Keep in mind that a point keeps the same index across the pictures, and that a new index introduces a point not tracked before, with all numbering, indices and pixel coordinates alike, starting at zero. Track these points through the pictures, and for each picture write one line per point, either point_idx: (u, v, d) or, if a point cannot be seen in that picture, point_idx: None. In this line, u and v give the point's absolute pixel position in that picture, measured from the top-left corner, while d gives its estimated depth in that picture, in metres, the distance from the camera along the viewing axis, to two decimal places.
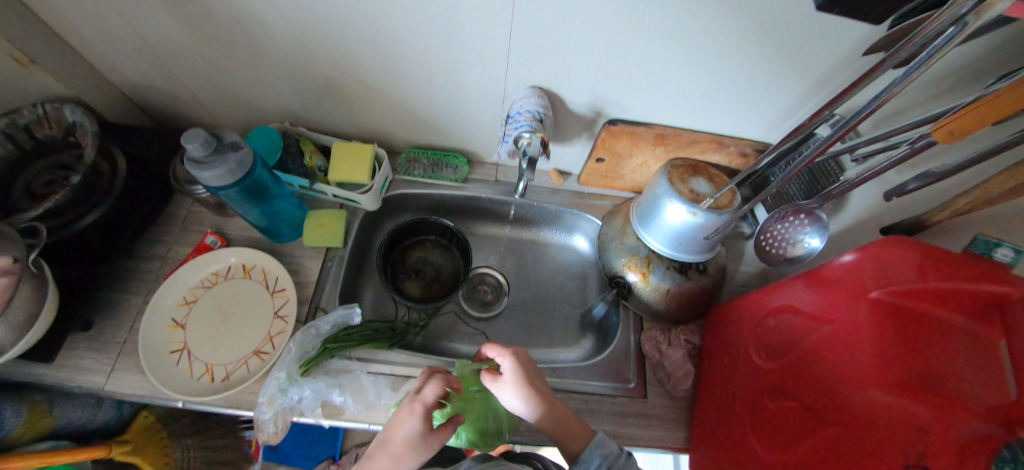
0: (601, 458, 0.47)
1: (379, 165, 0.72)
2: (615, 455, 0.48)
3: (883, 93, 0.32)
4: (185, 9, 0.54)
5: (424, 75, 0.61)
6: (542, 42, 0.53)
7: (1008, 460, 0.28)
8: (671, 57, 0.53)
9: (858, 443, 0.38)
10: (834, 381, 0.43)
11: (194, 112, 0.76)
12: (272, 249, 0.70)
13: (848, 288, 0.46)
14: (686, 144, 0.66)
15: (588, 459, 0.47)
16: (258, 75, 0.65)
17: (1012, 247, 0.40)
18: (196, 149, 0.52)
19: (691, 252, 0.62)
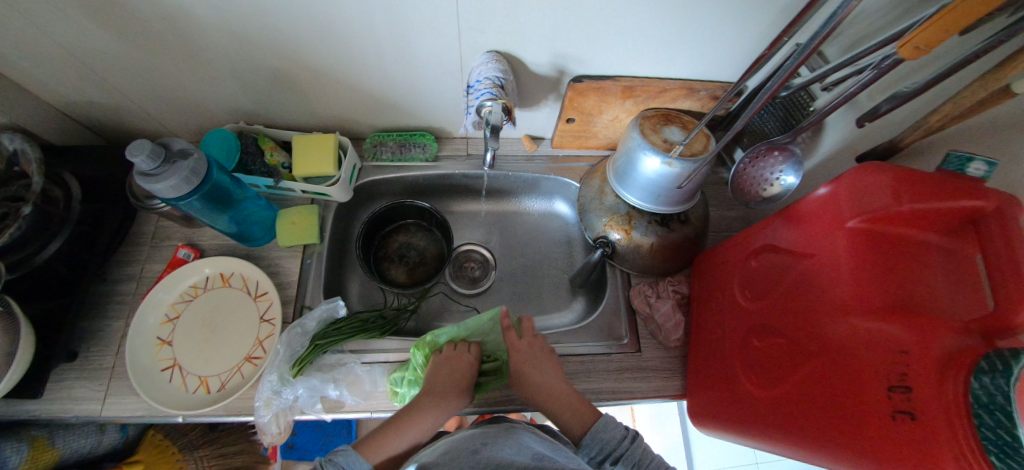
0: (603, 440, 0.48)
1: (344, 154, 0.69)
2: (619, 434, 0.49)
3: (834, 18, 0.30)
4: (104, 11, 0.49)
5: (374, 52, 0.57)
6: (491, 2, 0.50)
7: (984, 370, 0.29)
8: (630, 3, 0.50)
9: (841, 372, 0.39)
10: (816, 313, 0.43)
11: (140, 122, 0.72)
12: (248, 254, 0.68)
13: (824, 221, 0.45)
14: (656, 93, 0.64)
15: (594, 440, 0.48)
16: (199, 74, 0.61)
17: (984, 160, 0.40)
18: (143, 162, 0.49)
19: (670, 203, 0.61)
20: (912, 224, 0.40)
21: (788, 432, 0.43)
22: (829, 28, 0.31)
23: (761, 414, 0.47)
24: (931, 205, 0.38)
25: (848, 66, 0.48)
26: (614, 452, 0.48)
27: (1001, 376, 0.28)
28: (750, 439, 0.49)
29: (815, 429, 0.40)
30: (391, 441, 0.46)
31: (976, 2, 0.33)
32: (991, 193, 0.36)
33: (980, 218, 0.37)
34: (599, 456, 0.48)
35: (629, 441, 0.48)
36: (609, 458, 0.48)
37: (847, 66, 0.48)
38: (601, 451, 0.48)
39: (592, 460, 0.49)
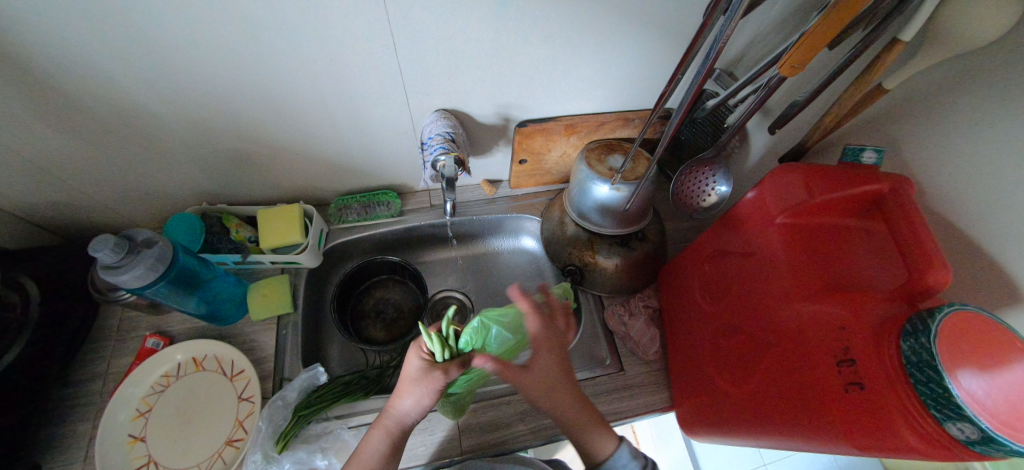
0: (625, 466, 0.52)
1: (310, 221, 0.71)
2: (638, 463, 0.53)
3: (710, 58, 0.35)
4: (65, 117, 0.52)
5: (329, 123, 0.62)
6: (432, 69, 0.56)
7: (910, 334, 0.33)
8: (554, 54, 0.57)
9: (798, 356, 0.42)
10: (769, 305, 0.47)
11: (101, 216, 0.72)
12: (220, 333, 0.67)
13: (759, 220, 0.50)
14: (596, 127, 0.70)
15: (613, 465, 0.51)
16: (158, 162, 0.63)
17: (873, 149, 0.45)
18: (107, 256, 0.50)
19: (625, 224, 0.65)
20: (831, 213, 0.45)
21: (763, 424, 0.45)
22: (709, 61, 0.35)
23: (738, 412, 0.49)
24: (840, 194, 0.43)
25: (749, 84, 0.55)
26: None
27: (924, 337, 0.32)
28: (733, 438, 0.50)
29: (785, 415, 0.42)
30: None
31: (827, 23, 0.40)
32: (885, 178, 0.42)
33: (881, 199, 0.42)
34: None
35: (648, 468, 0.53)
36: None
37: (749, 84, 0.55)
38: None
39: None
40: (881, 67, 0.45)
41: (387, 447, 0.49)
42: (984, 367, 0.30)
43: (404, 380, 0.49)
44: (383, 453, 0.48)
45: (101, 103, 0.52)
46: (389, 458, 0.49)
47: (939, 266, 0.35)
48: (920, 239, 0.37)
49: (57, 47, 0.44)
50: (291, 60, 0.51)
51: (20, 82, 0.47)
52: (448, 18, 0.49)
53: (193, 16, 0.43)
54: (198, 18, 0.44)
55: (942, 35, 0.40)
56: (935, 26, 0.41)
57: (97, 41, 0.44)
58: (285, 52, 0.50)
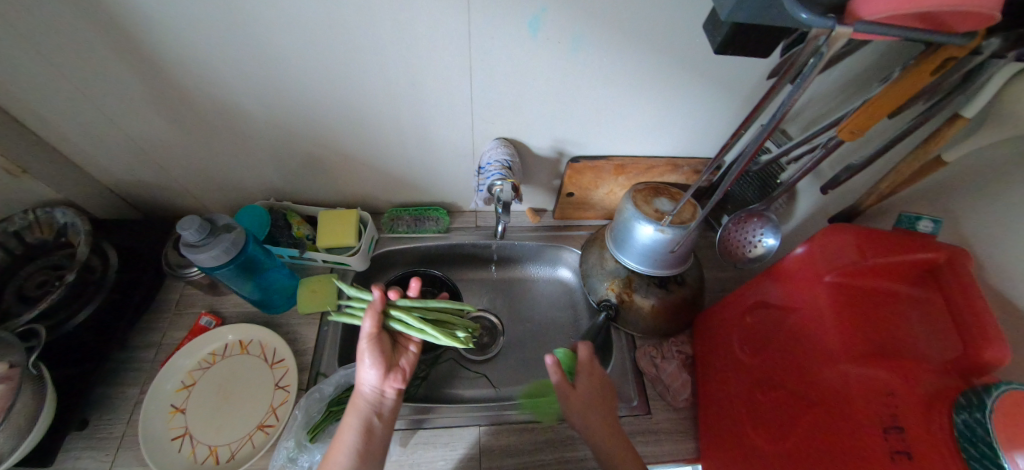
0: None
1: (364, 227, 0.76)
2: None
3: (775, 118, 0.38)
4: (183, 108, 0.60)
5: (399, 140, 0.67)
6: (500, 99, 0.61)
7: (966, 407, 0.35)
8: (614, 99, 0.61)
9: (841, 418, 0.42)
10: (811, 362, 0.47)
11: (180, 199, 0.79)
12: (267, 321, 0.71)
13: (807, 276, 0.50)
14: (644, 170, 0.73)
15: None
16: (243, 157, 0.70)
17: (930, 218, 0.46)
18: (191, 235, 0.56)
19: (666, 266, 0.66)
20: (883, 278, 0.46)
21: None
22: (775, 120, 0.38)
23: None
24: (895, 259, 0.44)
25: (803, 143, 0.57)
26: None
27: (980, 412, 0.33)
28: None
29: None
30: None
31: (887, 94, 0.43)
32: (941, 248, 0.43)
33: (936, 269, 0.43)
34: None
35: None
36: None
37: (803, 144, 0.57)
38: None
39: None
40: (942, 140, 0.46)
41: (364, 428, 0.52)
42: None
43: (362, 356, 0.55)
44: (360, 432, 0.51)
45: (213, 100, 0.60)
46: (370, 435, 0.52)
47: (996, 342, 0.35)
48: (976, 313, 0.38)
49: (198, 50, 0.52)
50: (380, 80, 0.58)
51: (156, 75, 0.56)
52: (522, 55, 0.55)
53: (309, 34, 0.51)
54: (315, 37, 0.52)
55: (1006, 115, 0.41)
56: (998, 106, 0.42)
57: (226, 47, 0.53)
58: (375, 72, 0.57)
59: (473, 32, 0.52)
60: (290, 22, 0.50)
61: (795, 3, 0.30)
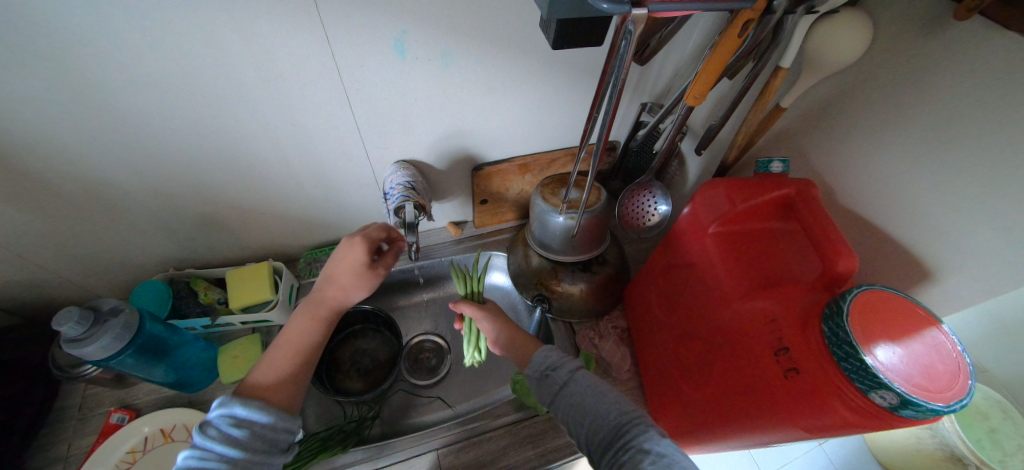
0: (551, 354, 0.53)
1: (280, 277, 0.72)
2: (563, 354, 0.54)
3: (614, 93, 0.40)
4: (39, 193, 0.55)
5: (295, 182, 0.66)
6: (387, 124, 0.62)
7: (830, 316, 0.39)
8: (496, 102, 0.64)
9: (743, 352, 0.46)
10: (713, 308, 0.51)
11: (64, 294, 0.71)
12: (189, 401, 0.65)
13: (695, 233, 0.55)
14: (547, 164, 0.76)
15: (541, 356, 0.53)
16: (126, 232, 0.65)
17: (778, 160, 0.51)
18: (70, 330, 0.50)
19: (582, 250, 0.69)
20: (754, 219, 0.51)
21: (728, 421, 0.48)
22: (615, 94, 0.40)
23: (706, 415, 0.51)
24: (757, 201, 0.49)
25: (670, 113, 0.61)
26: (558, 366, 0.52)
27: (840, 318, 0.38)
28: (704, 441, 0.52)
29: (744, 408, 0.46)
30: (276, 373, 0.48)
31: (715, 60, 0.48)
32: (790, 183, 0.48)
33: (792, 201, 0.48)
34: (542, 367, 0.52)
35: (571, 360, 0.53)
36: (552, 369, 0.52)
37: (671, 114, 0.61)
38: (549, 363, 0.52)
39: (540, 371, 0.52)
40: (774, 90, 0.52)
41: (313, 333, 0.53)
42: (895, 338, 0.36)
43: (340, 275, 0.56)
44: (314, 341, 0.53)
45: (71, 179, 0.55)
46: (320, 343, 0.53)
47: (845, 253, 0.40)
48: (826, 231, 0.43)
49: (39, 127, 0.48)
50: (256, 126, 0.56)
51: None
52: (396, 78, 0.56)
53: (161, 92, 0.49)
54: (171, 94, 0.49)
55: (812, 57, 0.48)
56: (804, 52, 0.49)
57: (70, 122, 0.49)
58: (250, 120, 0.55)
59: (339, 65, 0.52)
60: (138, 85, 0.48)
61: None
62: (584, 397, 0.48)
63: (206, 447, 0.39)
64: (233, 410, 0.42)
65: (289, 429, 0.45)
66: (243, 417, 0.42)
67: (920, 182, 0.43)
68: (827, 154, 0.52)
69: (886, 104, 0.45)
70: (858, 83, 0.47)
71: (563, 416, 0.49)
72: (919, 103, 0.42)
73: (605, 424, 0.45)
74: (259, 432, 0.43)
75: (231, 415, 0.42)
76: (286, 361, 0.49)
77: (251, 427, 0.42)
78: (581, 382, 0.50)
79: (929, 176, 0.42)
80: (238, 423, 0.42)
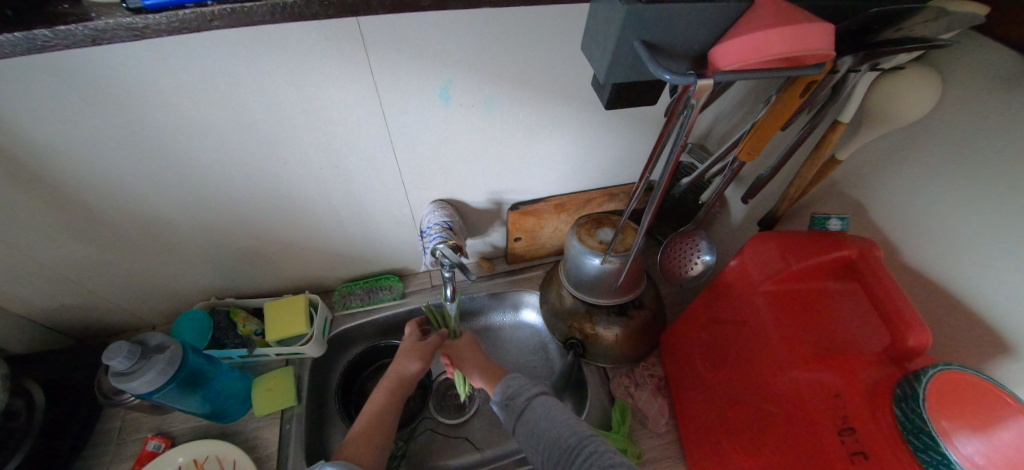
0: (515, 382, 0.54)
1: (315, 310, 0.73)
2: (528, 381, 0.54)
3: (675, 150, 0.40)
4: (101, 226, 0.57)
5: (335, 220, 0.67)
6: (428, 166, 0.62)
7: (902, 397, 0.36)
8: (536, 147, 0.64)
9: (802, 424, 0.43)
10: (765, 371, 0.48)
11: (112, 317, 0.74)
12: (222, 431, 0.66)
13: (743, 288, 0.53)
14: (583, 203, 0.75)
15: (505, 384, 0.55)
16: (176, 263, 0.67)
17: (837, 217, 0.50)
18: (121, 363, 0.52)
19: (619, 294, 0.66)
20: (809, 278, 0.48)
21: None
22: (676, 151, 0.40)
23: None
24: (811, 261, 0.47)
25: (717, 161, 0.60)
26: (519, 392, 0.53)
27: (913, 401, 0.35)
28: None
29: None
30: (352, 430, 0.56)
31: (770, 117, 0.47)
32: (852, 243, 0.45)
33: (852, 263, 0.45)
34: (506, 394, 0.53)
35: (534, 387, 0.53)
36: (513, 396, 0.52)
37: (718, 162, 0.60)
38: (511, 390, 0.53)
39: (504, 398, 0.53)
40: (831, 145, 0.50)
41: (381, 397, 0.60)
42: (980, 428, 0.31)
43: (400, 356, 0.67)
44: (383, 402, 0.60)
45: (130, 213, 0.57)
46: (387, 404, 0.59)
47: (917, 326, 0.37)
48: (894, 299, 0.39)
49: (108, 168, 0.51)
50: (303, 168, 0.58)
51: (59, 203, 0.53)
52: (440, 124, 0.57)
53: (218, 138, 0.51)
54: (230, 140, 0.51)
55: (875, 115, 0.46)
56: (864, 109, 0.47)
57: (135, 163, 0.51)
58: (297, 163, 0.57)
59: (387, 113, 0.53)
60: (200, 132, 0.50)
61: (656, 66, 0.33)
62: (540, 420, 0.48)
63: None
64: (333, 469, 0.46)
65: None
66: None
67: (1000, 257, 0.39)
68: (887, 212, 0.50)
69: (960, 168, 0.42)
70: (921, 143, 0.45)
71: (525, 444, 0.48)
72: (995, 171, 0.39)
73: (560, 446, 0.45)
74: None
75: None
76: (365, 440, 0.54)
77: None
78: (542, 407, 0.50)
79: (1014, 253, 0.38)
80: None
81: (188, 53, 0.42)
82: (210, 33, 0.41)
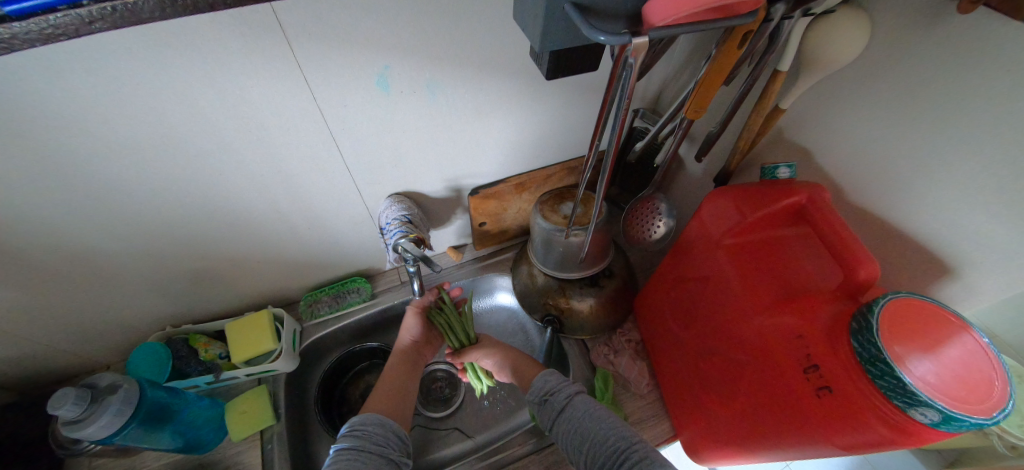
0: (551, 380, 0.54)
1: (281, 324, 0.70)
2: (565, 379, 0.54)
3: (618, 116, 0.39)
4: (18, 267, 0.52)
5: (286, 227, 0.63)
6: (377, 160, 0.59)
7: (858, 330, 0.37)
8: (487, 127, 0.62)
9: (771, 368, 0.45)
10: (734, 322, 0.50)
11: (54, 363, 0.68)
12: (199, 463, 0.63)
13: (706, 245, 0.54)
14: (543, 180, 0.74)
15: (541, 380, 0.55)
16: (116, 296, 0.62)
17: (786, 165, 0.51)
18: (69, 411, 0.48)
19: (588, 267, 0.67)
20: (765, 227, 0.49)
21: (762, 436, 0.47)
22: (620, 117, 0.39)
23: (738, 430, 0.50)
24: (765, 211, 0.48)
25: (669, 122, 0.60)
26: (555, 390, 0.53)
27: (868, 332, 0.36)
28: (739, 455, 0.51)
29: (777, 424, 0.45)
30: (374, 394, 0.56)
31: (713, 72, 0.46)
32: (801, 189, 0.46)
33: (802, 208, 0.46)
34: (541, 391, 0.54)
35: (572, 385, 0.53)
36: (550, 394, 0.53)
37: (669, 123, 0.60)
38: (548, 387, 0.53)
39: (539, 395, 0.54)
40: (773, 94, 0.51)
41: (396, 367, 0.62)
42: (928, 349, 0.34)
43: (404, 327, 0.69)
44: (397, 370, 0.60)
45: (49, 250, 0.51)
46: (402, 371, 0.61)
47: (866, 262, 0.39)
48: (842, 238, 0.41)
49: (13, 204, 0.45)
50: (240, 176, 0.53)
51: None
52: (384, 114, 0.54)
53: (134, 154, 0.46)
54: (150, 155, 0.47)
55: (810, 60, 0.46)
56: (800, 55, 0.47)
57: (43, 194, 0.46)
58: (233, 172, 0.53)
59: (323, 107, 0.50)
60: (112, 150, 0.45)
61: (591, 29, 0.33)
62: (581, 420, 0.48)
63: (352, 445, 0.44)
64: (367, 420, 0.48)
65: (401, 437, 0.50)
66: (375, 425, 0.48)
67: (931, 186, 0.41)
68: (830, 155, 0.51)
69: (890, 105, 0.43)
70: (854, 84, 0.46)
71: (567, 444, 0.49)
72: (922, 104, 0.41)
73: (605, 446, 0.45)
74: (383, 432, 0.48)
75: (366, 424, 0.48)
76: (388, 397, 0.55)
77: (379, 432, 0.48)
78: (582, 405, 0.50)
79: (942, 180, 0.40)
80: (369, 429, 0.47)
81: (79, 62, 0.37)
82: (99, 38, 0.36)
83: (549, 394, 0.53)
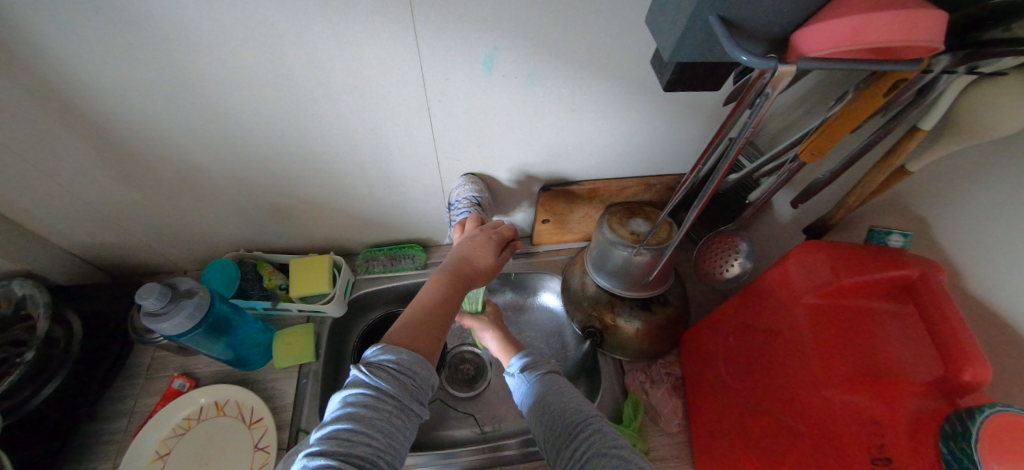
0: (533, 357, 0.53)
1: (338, 271, 0.74)
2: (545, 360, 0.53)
3: (735, 145, 0.36)
4: (141, 168, 0.58)
5: (365, 184, 0.66)
6: (463, 137, 0.60)
7: (952, 437, 0.33)
8: (576, 127, 0.61)
9: (830, 448, 0.42)
10: (796, 388, 0.47)
11: (146, 257, 0.76)
12: (243, 378, 0.68)
13: (784, 298, 0.50)
14: (616, 191, 0.72)
15: (525, 356, 0.54)
16: (209, 212, 0.68)
17: (900, 233, 0.45)
18: (152, 303, 0.54)
19: (644, 289, 0.64)
20: (858, 295, 0.44)
21: None
22: (737, 147, 0.37)
23: None
24: (864, 278, 0.43)
25: (772, 160, 0.56)
26: (532, 367, 0.52)
27: (964, 441, 0.32)
28: None
29: None
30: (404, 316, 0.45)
31: (842, 116, 0.42)
32: (913, 263, 0.42)
33: (912, 285, 0.41)
34: (519, 365, 0.53)
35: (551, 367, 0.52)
36: (529, 368, 0.52)
37: (772, 161, 0.56)
38: (528, 362, 0.53)
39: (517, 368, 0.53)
40: (903, 153, 0.46)
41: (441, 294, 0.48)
42: None
43: (466, 245, 0.54)
44: (440, 297, 0.47)
45: (167, 158, 0.57)
46: (445, 301, 0.47)
47: (978, 363, 0.34)
48: (954, 330, 0.36)
49: (150, 113, 0.51)
50: (336, 128, 0.56)
51: (101, 141, 0.53)
52: (480, 94, 0.54)
53: (253, 89, 0.50)
54: (266, 91, 0.50)
55: (960, 125, 0.41)
56: (948, 118, 0.42)
57: (173, 108, 0.51)
58: (332, 123, 0.55)
59: (426, 77, 0.51)
60: (235, 81, 0.48)
61: (733, 46, 0.30)
62: (549, 395, 0.47)
63: (370, 379, 0.37)
64: (385, 359, 0.39)
65: (425, 390, 0.40)
66: (390, 370, 0.39)
67: None
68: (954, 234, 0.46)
69: None
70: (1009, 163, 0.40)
71: (529, 415, 0.47)
72: None
73: (563, 424, 0.43)
74: (403, 380, 0.39)
75: (387, 359, 0.39)
76: (426, 327, 0.44)
77: (399, 374, 0.39)
78: (554, 384, 0.48)
79: None
80: (386, 368, 0.39)
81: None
82: None
83: (530, 371, 0.51)
